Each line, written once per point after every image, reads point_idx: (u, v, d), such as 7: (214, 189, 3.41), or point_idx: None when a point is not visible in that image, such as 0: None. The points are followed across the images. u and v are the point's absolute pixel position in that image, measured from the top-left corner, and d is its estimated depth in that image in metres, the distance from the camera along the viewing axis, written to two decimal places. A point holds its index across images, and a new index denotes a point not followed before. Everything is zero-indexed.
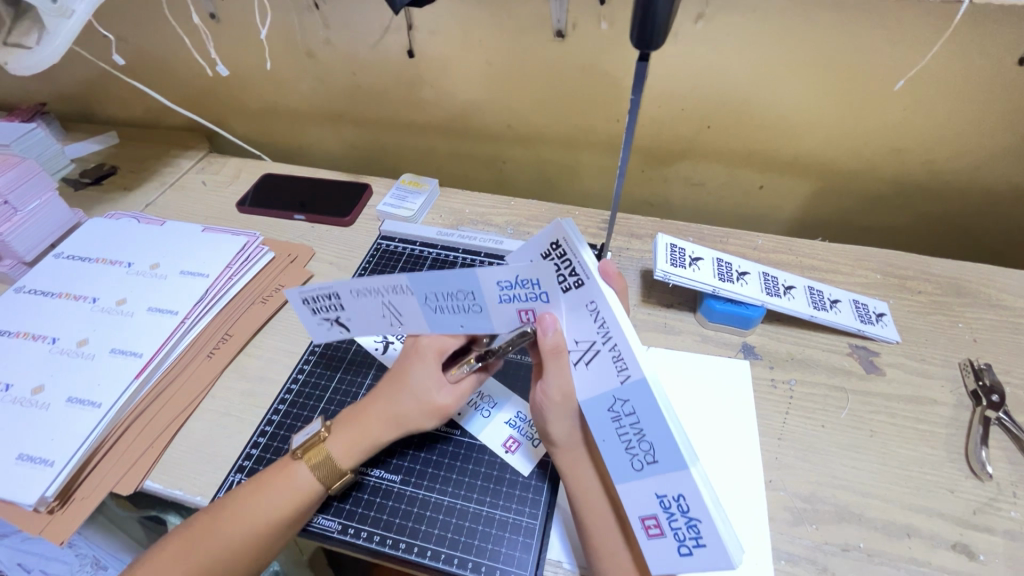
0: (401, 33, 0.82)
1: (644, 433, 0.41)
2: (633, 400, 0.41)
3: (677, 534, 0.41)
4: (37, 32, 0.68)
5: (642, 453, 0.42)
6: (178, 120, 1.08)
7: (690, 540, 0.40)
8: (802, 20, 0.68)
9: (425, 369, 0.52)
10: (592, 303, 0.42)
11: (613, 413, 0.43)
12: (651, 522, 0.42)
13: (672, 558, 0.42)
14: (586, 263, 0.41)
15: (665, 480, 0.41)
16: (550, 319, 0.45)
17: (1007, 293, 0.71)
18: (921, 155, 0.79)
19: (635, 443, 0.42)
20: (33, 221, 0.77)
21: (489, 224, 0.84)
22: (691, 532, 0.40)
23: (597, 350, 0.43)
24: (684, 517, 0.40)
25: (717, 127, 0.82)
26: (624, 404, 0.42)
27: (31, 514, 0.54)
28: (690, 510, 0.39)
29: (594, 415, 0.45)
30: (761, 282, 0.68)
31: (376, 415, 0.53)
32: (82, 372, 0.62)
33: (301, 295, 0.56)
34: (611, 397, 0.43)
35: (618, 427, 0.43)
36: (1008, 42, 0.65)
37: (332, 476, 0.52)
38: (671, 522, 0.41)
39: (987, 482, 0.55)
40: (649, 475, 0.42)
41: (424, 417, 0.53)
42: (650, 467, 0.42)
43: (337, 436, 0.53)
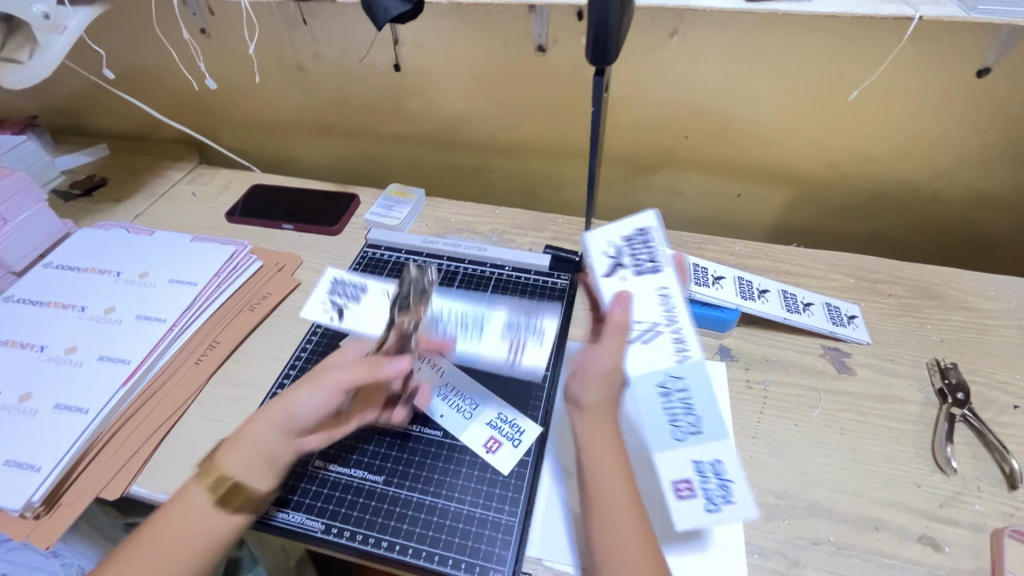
0: (387, 48, 0.85)
1: (692, 406, 0.51)
2: (686, 376, 0.50)
3: (706, 494, 0.48)
4: (29, 47, 0.70)
5: (687, 424, 0.51)
6: (168, 132, 1.09)
7: (719, 498, 0.48)
8: (770, 36, 0.71)
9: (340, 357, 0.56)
10: (659, 288, 0.50)
11: (662, 386, 0.51)
12: (683, 485, 0.49)
13: (700, 517, 0.47)
14: (661, 250, 0.52)
15: (708, 446, 0.49)
16: (625, 295, 0.49)
17: (973, 295, 0.74)
18: (889, 164, 0.82)
19: (680, 415, 0.51)
20: (23, 232, 0.78)
21: (474, 232, 0.86)
22: (721, 492, 0.48)
23: (655, 327, 0.49)
24: (716, 479, 0.48)
25: (694, 137, 0.85)
26: (675, 378, 0.50)
27: (17, 520, 0.54)
28: (725, 472, 0.48)
29: (640, 387, 0.48)
30: (736, 286, 0.70)
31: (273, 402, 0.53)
32: (70, 379, 0.63)
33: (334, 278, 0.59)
34: (665, 372, 0.49)
35: (663, 399, 0.51)
36: (965, 56, 0.68)
37: (229, 492, 0.50)
38: (703, 484, 0.48)
39: (953, 476, 0.57)
40: (687, 443, 0.50)
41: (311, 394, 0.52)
42: (691, 436, 0.50)
43: (230, 453, 0.50)
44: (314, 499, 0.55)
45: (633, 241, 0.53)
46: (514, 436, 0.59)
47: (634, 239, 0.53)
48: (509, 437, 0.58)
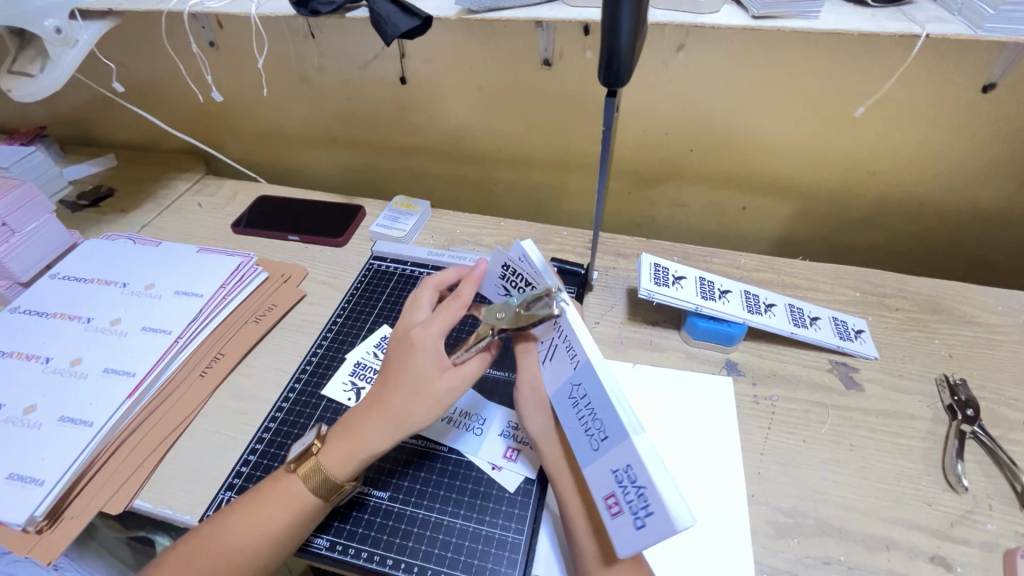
0: (394, 61, 0.85)
1: (596, 410, 0.44)
2: (585, 381, 0.45)
3: (631, 506, 0.40)
4: (40, 61, 0.70)
5: (596, 431, 0.44)
6: (175, 143, 1.10)
7: (642, 511, 0.39)
8: (775, 51, 0.71)
9: (422, 357, 0.52)
10: (541, 305, 0.50)
11: (573, 398, 0.47)
12: (611, 501, 0.42)
13: (636, 537, 0.39)
14: (541, 269, 0.49)
15: (617, 450, 0.41)
16: (521, 324, 0.53)
17: (981, 310, 0.74)
18: (895, 177, 0.82)
19: (590, 422, 0.44)
20: (31, 243, 0.78)
21: (479, 244, 0.86)
22: (641, 501, 0.39)
23: (554, 343, 0.50)
24: (634, 486, 0.39)
25: (698, 150, 0.85)
26: (578, 387, 0.46)
27: (19, 534, 0.54)
28: (637, 478, 0.39)
29: (561, 406, 0.49)
30: (742, 300, 0.70)
31: (368, 422, 0.52)
32: (75, 391, 0.63)
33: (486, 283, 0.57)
34: (570, 382, 0.47)
35: (578, 410, 0.46)
36: (970, 72, 0.68)
37: (328, 488, 0.51)
38: (626, 496, 0.40)
39: (964, 494, 0.56)
40: (607, 448, 0.42)
41: (421, 404, 0.51)
42: (604, 444, 0.43)
43: (329, 447, 0.52)
44: (320, 516, 0.55)
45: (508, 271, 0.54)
46: (521, 452, 0.58)
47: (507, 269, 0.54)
48: (515, 452, 0.58)
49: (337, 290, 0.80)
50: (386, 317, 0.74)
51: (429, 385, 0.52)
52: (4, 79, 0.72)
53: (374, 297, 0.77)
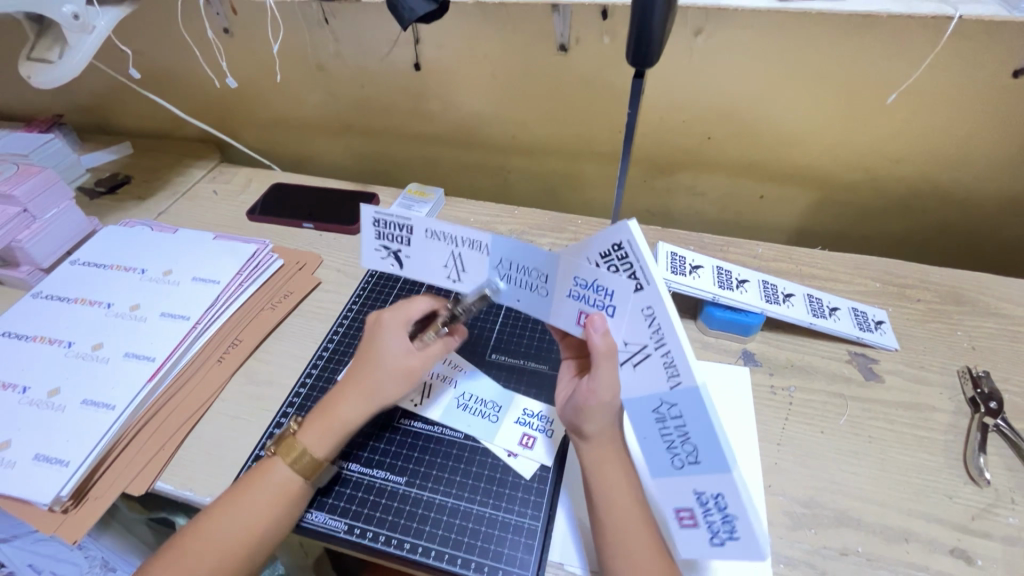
0: (408, 47, 0.85)
1: (690, 436, 0.43)
2: (682, 406, 0.42)
3: (711, 526, 0.44)
4: (59, 47, 0.70)
5: (684, 454, 0.44)
6: (189, 130, 1.10)
7: (725, 533, 0.43)
8: (796, 36, 0.70)
9: (390, 338, 0.55)
10: (427, 230, 0.50)
11: (658, 413, 0.45)
12: (685, 514, 0.45)
13: (707, 545, 0.45)
14: (648, 264, 0.41)
15: (714, 480, 0.42)
16: (599, 319, 0.45)
17: (1005, 301, 0.72)
18: (919, 166, 0.80)
19: (678, 444, 0.44)
20: (52, 229, 0.79)
21: (493, 233, 0.85)
22: (726, 527, 0.43)
23: (458, 254, 0.50)
24: (721, 513, 0.43)
25: (716, 137, 0.84)
26: (670, 407, 0.43)
27: (45, 514, 0.55)
28: (728, 508, 0.42)
29: (639, 413, 0.46)
30: (760, 290, 0.69)
31: (343, 399, 0.54)
32: (97, 375, 0.64)
33: (374, 216, 0.51)
34: (659, 399, 0.44)
35: (661, 426, 0.45)
36: (1001, 57, 0.66)
37: (310, 466, 0.53)
38: (706, 516, 0.44)
39: (985, 488, 0.55)
40: (705, 465, 0.42)
41: (393, 383, 0.54)
42: (693, 467, 0.44)
43: (307, 429, 0.54)
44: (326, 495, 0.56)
45: (381, 225, 0.52)
46: (537, 439, 0.58)
47: (379, 224, 0.52)
48: (530, 440, 0.58)
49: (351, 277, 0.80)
50: None
51: (405, 365, 0.55)
52: (23, 66, 0.72)
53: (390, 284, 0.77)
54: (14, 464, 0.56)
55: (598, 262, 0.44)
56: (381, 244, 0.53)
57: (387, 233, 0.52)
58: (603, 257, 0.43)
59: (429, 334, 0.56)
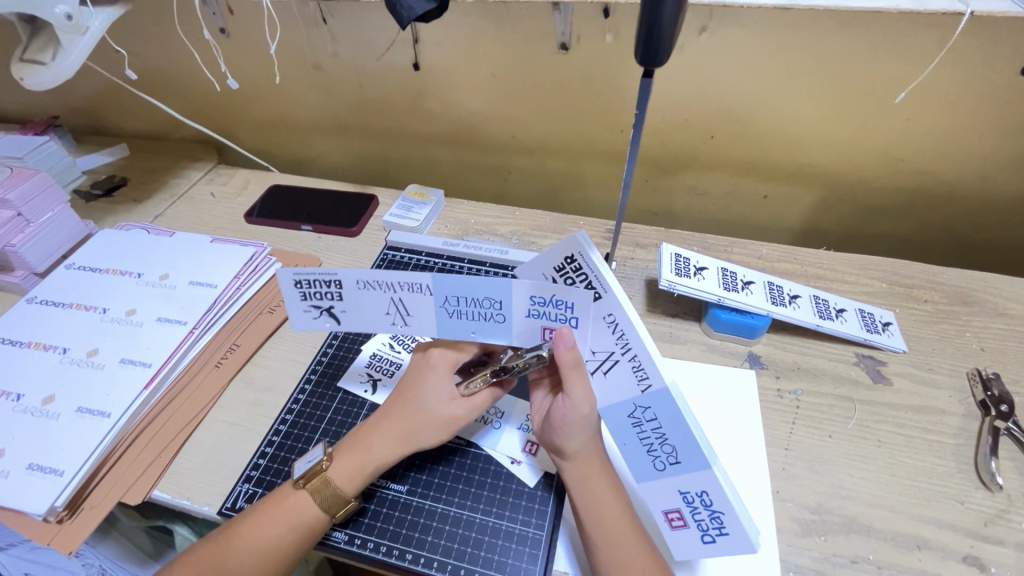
0: (407, 46, 0.84)
1: (665, 436, 0.44)
2: (654, 406, 0.44)
3: (701, 524, 0.45)
4: (51, 48, 0.69)
5: (664, 455, 0.45)
6: (186, 131, 1.09)
7: (714, 529, 0.44)
8: (801, 33, 0.68)
9: (438, 382, 0.54)
10: (358, 281, 0.51)
11: (633, 418, 0.46)
12: (675, 515, 0.47)
13: (700, 544, 0.46)
14: (603, 274, 0.44)
15: (694, 477, 0.43)
16: (568, 332, 0.47)
17: (1014, 302, 0.71)
18: (925, 165, 0.79)
19: (657, 446, 0.45)
20: (47, 232, 0.78)
21: (494, 234, 0.84)
22: (714, 523, 0.44)
23: (398, 298, 0.51)
24: (708, 510, 0.44)
25: (720, 137, 0.83)
26: (644, 410, 0.45)
27: (40, 525, 0.54)
28: (713, 504, 0.43)
29: (616, 421, 0.48)
30: (766, 291, 0.68)
31: (380, 436, 0.53)
32: (92, 382, 0.63)
33: (295, 277, 0.51)
34: (632, 404, 0.46)
35: (639, 431, 0.46)
36: (1010, 54, 0.65)
37: (335, 504, 0.51)
38: (694, 515, 0.45)
39: (998, 493, 0.54)
40: (686, 463, 0.43)
41: (432, 431, 0.53)
42: (672, 467, 0.45)
43: (339, 461, 0.52)
44: None
45: (305, 285, 0.52)
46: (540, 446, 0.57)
47: (302, 286, 0.52)
48: (534, 447, 0.57)
49: None
50: None
51: (447, 414, 0.53)
52: (16, 67, 0.71)
53: None
54: (8, 474, 0.55)
55: (556, 277, 0.48)
56: (311, 304, 0.53)
57: (315, 293, 0.52)
58: (558, 270, 0.48)
59: (475, 380, 0.53)
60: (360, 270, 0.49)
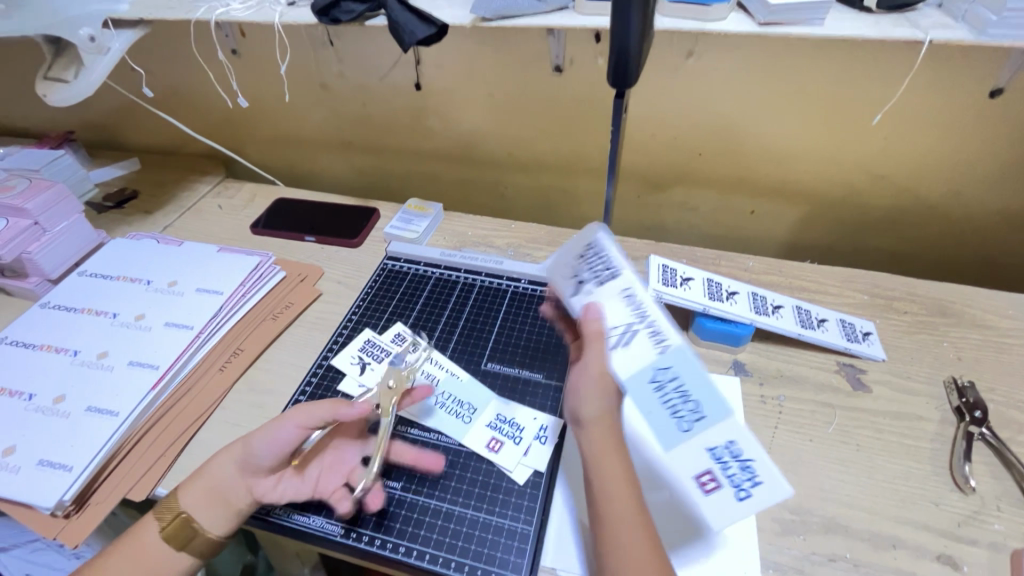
0: (409, 68, 0.88)
1: (691, 395, 0.46)
2: (676, 365, 0.46)
3: (732, 480, 0.49)
4: (74, 67, 0.73)
5: (688, 415, 0.47)
6: (196, 146, 1.13)
7: (748, 482, 0.48)
8: (780, 56, 0.73)
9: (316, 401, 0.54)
10: None
11: (655, 382, 0.46)
12: (706, 478, 0.49)
13: (734, 503, 0.49)
14: (614, 254, 0.53)
15: (720, 429, 0.47)
16: (595, 307, 0.50)
17: (990, 313, 0.74)
18: (903, 182, 0.83)
19: (681, 406, 0.47)
20: (61, 241, 0.82)
21: (490, 246, 0.88)
22: (745, 474, 0.48)
23: None
24: (738, 462, 0.48)
25: (707, 154, 0.86)
26: (664, 372, 0.46)
27: (47, 519, 0.56)
28: (743, 454, 0.48)
29: (636, 391, 0.47)
30: (750, 301, 0.71)
31: (222, 455, 0.53)
32: (101, 382, 0.65)
33: None
34: (651, 368, 0.46)
35: (661, 396, 0.47)
36: (977, 78, 0.69)
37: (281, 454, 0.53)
38: (724, 471, 0.49)
39: (971, 495, 0.56)
40: (713, 419, 0.46)
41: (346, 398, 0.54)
42: (698, 425, 0.47)
43: (185, 485, 0.52)
44: (314, 498, 0.57)
45: None
46: (531, 445, 0.60)
47: None
48: (525, 446, 0.59)
49: (352, 289, 0.82)
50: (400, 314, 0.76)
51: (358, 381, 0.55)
52: (40, 85, 0.75)
53: (388, 295, 0.79)
54: (19, 469, 0.58)
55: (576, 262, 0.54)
56: None
57: None
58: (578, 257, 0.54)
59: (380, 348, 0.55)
60: None
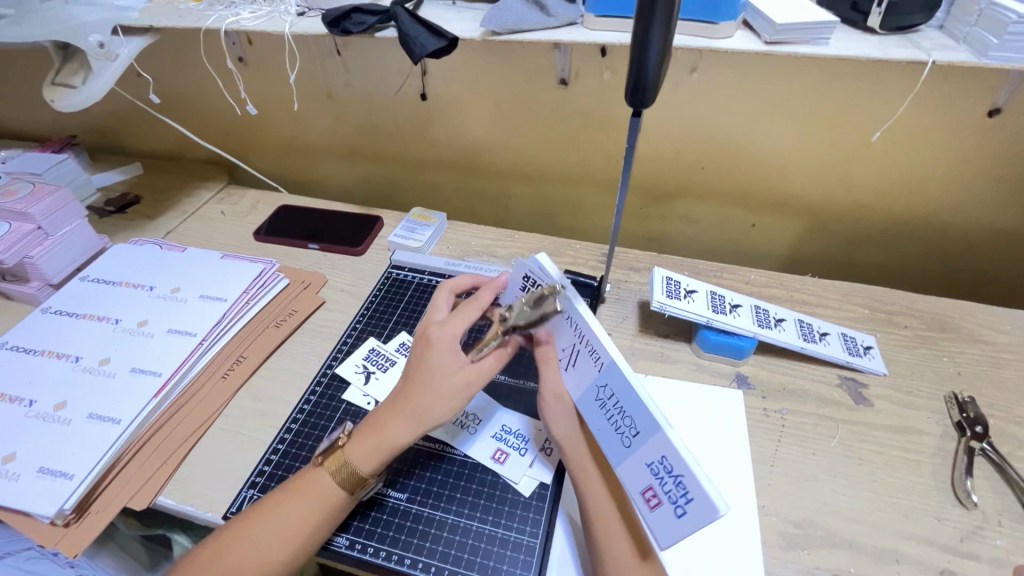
0: (416, 78, 0.89)
1: (624, 408, 0.46)
2: (612, 381, 0.47)
3: (670, 497, 0.42)
4: (82, 73, 0.74)
5: (626, 429, 0.46)
6: (199, 152, 1.13)
7: (681, 499, 0.41)
8: (783, 74, 0.74)
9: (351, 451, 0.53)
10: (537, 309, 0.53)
11: (598, 400, 0.49)
12: (649, 494, 0.44)
13: (677, 524, 0.42)
14: (555, 280, 0.51)
15: (653, 442, 0.43)
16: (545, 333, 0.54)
17: (989, 329, 0.75)
18: (902, 198, 0.84)
19: (620, 420, 0.47)
20: (64, 246, 0.81)
21: (494, 256, 0.88)
22: (679, 490, 0.41)
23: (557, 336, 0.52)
24: (672, 477, 0.42)
25: (710, 168, 0.87)
26: (604, 389, 0.48)
27: (47, 528, 0.55)
28: (673, 468, 0.42)
29: (587, 408, 0.50)
30: (752, 314, 0.72)
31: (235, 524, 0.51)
32: (103, 389, 0.65)
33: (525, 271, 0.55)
34: (595, 386, 0.49)
35: (605, 411, 0.48)
36: (976, 98, 0.70)
37: (353, 481, 0.53)
38: (664, 488, 0.43)
39: (973, 511, 0.57)
40: (645, 434, 0.44)
41: (442, 403, 0.52)
42: (636, 441, 0.45)
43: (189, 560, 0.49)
44: None
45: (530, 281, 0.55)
46: (537, 458, 0.59)
47: (528, 280, 0.55)
48: (530, 458, 0.59)
49: (356, 297, 0.82)
50: (405, 323, 0.76)
51: (455, 382, 0.53)
52: (47, 90, 0.75)
53: (393, 304, 0.79)
54: (18, 476, 0.57)
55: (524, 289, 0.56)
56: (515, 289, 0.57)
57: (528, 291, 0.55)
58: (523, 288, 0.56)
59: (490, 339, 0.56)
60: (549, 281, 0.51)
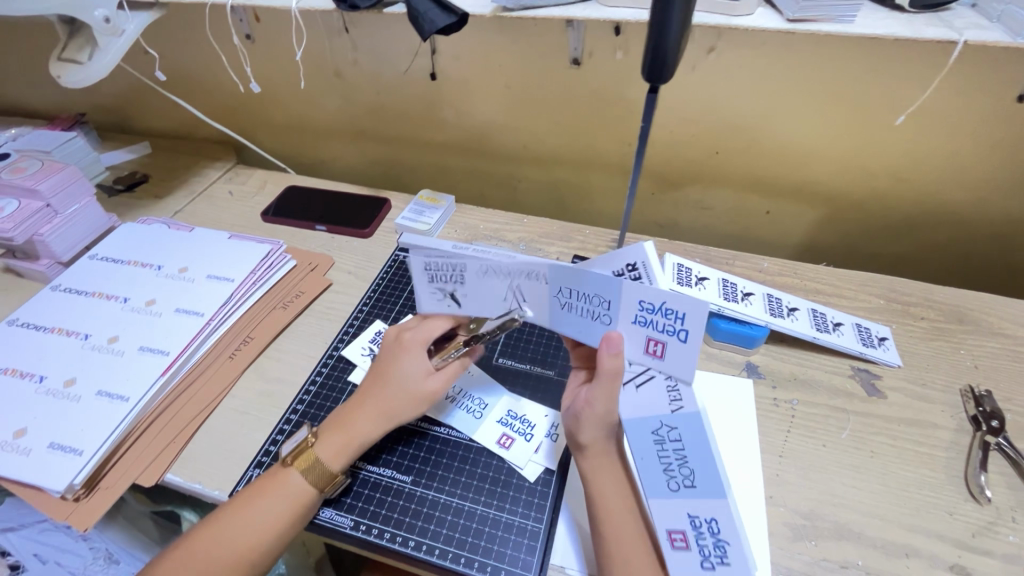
0: (425, 57, 0.87)
1: (688, 457, 0.47)
2: (611, 299, 0.45)
3: (703, 550, 0.46)
4: (88, 49, 0.73)
5: (681, 476, 0.47)
6: (208, 131, 1.13)
7: (715, 558, 0.46)
8: (803, 55, 0.71)
9: (326, 444, 0.54)
10: (479, 267, 0.48)
11: (656, 435, 0.48)
12: (677, 536, 0.47)
13: (684, 351, 0.44)
14: (653, 266, 0.45)
15: (624, 304, 0.45)
16: (616, 337, 0.46)
17: (1008, 322, 0.73)
18: (922, 186, 0.81)
19: (675, 466, 0.47)
20: (73, 224, 0.82)
21: (502, 240, 0.87)
22: (716, 551, 0.46)
23: (516, 286, 0.48)
24: (658, 312, 0.44)
25: (725, 152, 0.85)
26: (671, 428, 0.47)
27: (57, 502, 0.56)
28: (721, 532, 0.46)
29: (636, 434, 0.49)
30: (764, 303, 0.70)
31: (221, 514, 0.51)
32: (112, 367, 0.65)
33: (422, 258, 0.50)
34: (658, 420, 0.48)
35: (659, 448, 0.48)
36: (1007, 82, 0.68)
37: (323, 479, 0.53)
38: (698, 539, 0.46)
39: (987, 506, 0.56)
40: (620, 321, 0.46)
41: (412, 405, 0.56)
42: (686, 488, 0.47)
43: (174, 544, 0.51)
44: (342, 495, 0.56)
45: (430, 267, 0.50)
46: (542, 445, 0.59)
47: (427, 266, 0.50)
48: (535, 443, 0.59)
49: (363, 280, 0.82)
50: (411, 307, 0.76)
51: (423, 387, 0.56)
52: (54, 66, 0.75)
53: (399, 287, 0.79)
54: (29, 451, 0.58)
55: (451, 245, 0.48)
56: (434, 285, 0.52)
57: (438, 274, 0.50)
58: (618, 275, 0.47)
59: (450, 351, 0.57)
60: (483, 253, 0.47)
